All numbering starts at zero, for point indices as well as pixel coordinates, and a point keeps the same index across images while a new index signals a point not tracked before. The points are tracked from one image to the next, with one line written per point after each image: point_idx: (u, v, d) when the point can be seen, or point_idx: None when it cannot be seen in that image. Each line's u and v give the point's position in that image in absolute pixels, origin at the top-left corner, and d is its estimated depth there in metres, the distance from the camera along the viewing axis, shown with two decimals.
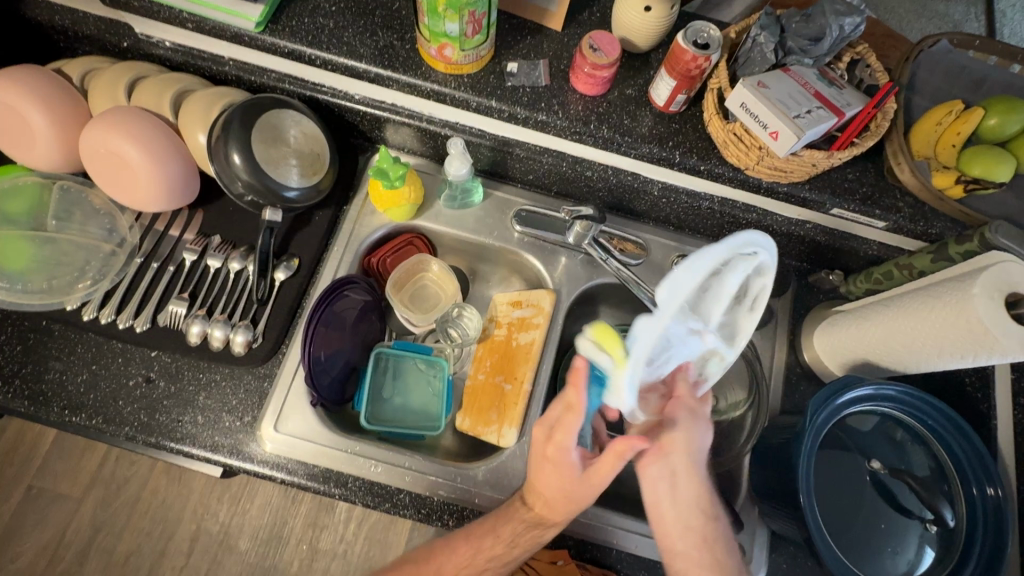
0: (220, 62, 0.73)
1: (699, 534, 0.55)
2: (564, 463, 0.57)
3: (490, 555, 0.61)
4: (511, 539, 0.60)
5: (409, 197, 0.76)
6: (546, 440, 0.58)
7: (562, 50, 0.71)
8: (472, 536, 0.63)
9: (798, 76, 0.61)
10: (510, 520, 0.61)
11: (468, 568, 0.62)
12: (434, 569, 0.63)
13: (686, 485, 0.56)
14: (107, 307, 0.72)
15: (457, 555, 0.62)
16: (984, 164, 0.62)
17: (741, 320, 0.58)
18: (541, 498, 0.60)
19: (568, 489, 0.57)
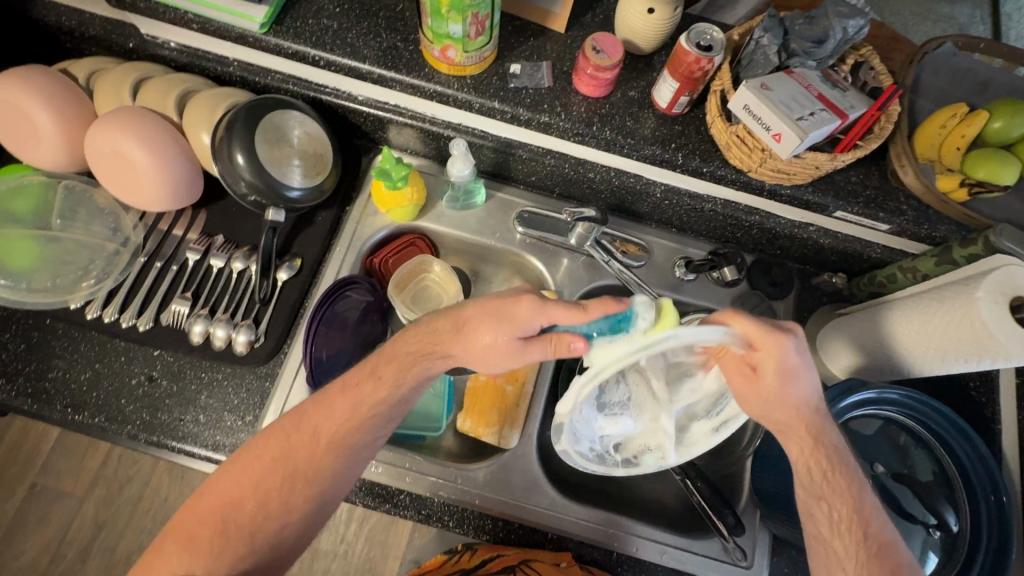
0: (224, 62, 0.74)
1: (807, 498, 0.56)
2: (520, 318, 0.54)
3: (370, 407, 0.57)
4: (395, 378, 0.57)
5: (412, 198, 0.76)
6: (516, 297, 0.55)
7: (565, 51, 0.71)
8: (348, 389, 0.58)
9: (802, 78, 0.61)
10: (392, 360, 0.58)
11: (347, 425, 0.56)
12: (311, 435, 0.56)
13: (797, 440, 0.57)
14: (111, 306, 0.72)
15: (338, 414, 0.57)
16: (987, 167, 0.62)
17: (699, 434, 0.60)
18: (453, 335, 0.56)
19: (501, 341, 0.54)
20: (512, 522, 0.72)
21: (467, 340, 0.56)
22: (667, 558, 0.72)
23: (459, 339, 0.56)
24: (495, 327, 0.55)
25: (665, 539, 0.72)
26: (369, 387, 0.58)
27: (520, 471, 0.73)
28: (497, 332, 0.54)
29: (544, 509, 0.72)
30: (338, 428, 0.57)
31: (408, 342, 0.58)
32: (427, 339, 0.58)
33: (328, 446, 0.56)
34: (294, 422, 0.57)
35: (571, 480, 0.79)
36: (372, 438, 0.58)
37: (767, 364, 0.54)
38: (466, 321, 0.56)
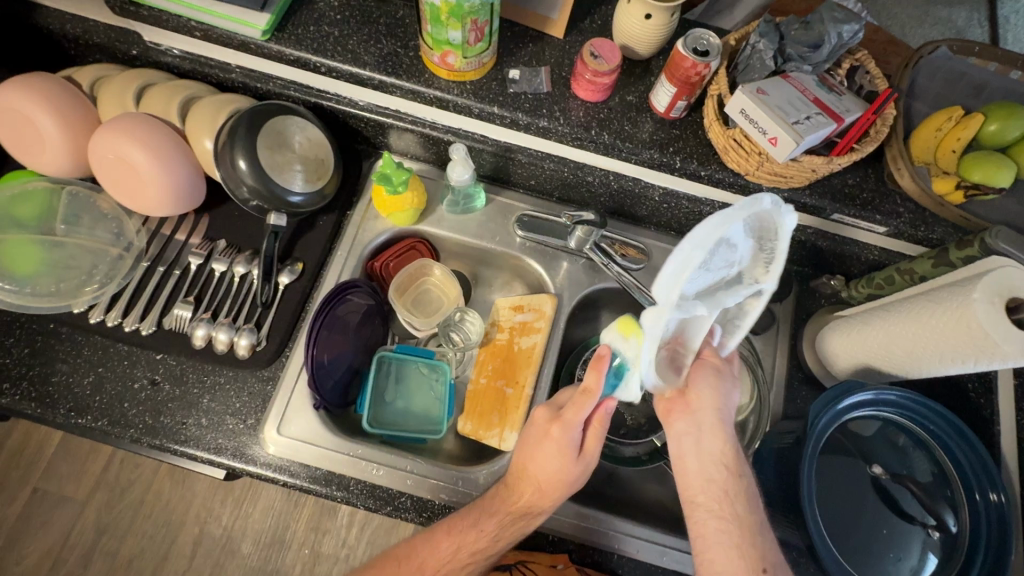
0: (226, 69, 0.74)
1: (720, 486, 0.56)
2: (566, 441, 0.59)
3: (476, 551, 0.61)
4: (500, 530, 0.61)
5: (412, 202, 0.77)
6: (553, 423, 0.60)
7: (563, 57, 0.72)
8: (452, 528, 0.62)
9: (798, 82, 0.62)
10: (489, 513, 0.62)
11: (454, 565, 0.61)
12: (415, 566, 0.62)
13: (710, 441, 0.58)
14: (114, 310, 0.73)
15: (441, 548, 0.62)
16: (984, 169, 0.62)
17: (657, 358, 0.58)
18: (521, 478, 0.61)
19: (557, 468, 0.60)
20: None
21: (533, 480, 0.61)
22: (667, 560, 0.72)
23: (543, 489, 0.60)
24: (556, 465, 0.60)
25: (665, 540, 0.72)
26: (490, 520, 0.61)
27: None
28: (551, 458, 0.60)
29: (544, 511, 0.72)
30: (453, 554, 0.61)
31: (507, 500, 0.62)
32: (506, 497, 0.62)
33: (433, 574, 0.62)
34: (448, 544, 0.62)
35: None
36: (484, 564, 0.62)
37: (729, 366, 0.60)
38: (518, 464, 0.62)
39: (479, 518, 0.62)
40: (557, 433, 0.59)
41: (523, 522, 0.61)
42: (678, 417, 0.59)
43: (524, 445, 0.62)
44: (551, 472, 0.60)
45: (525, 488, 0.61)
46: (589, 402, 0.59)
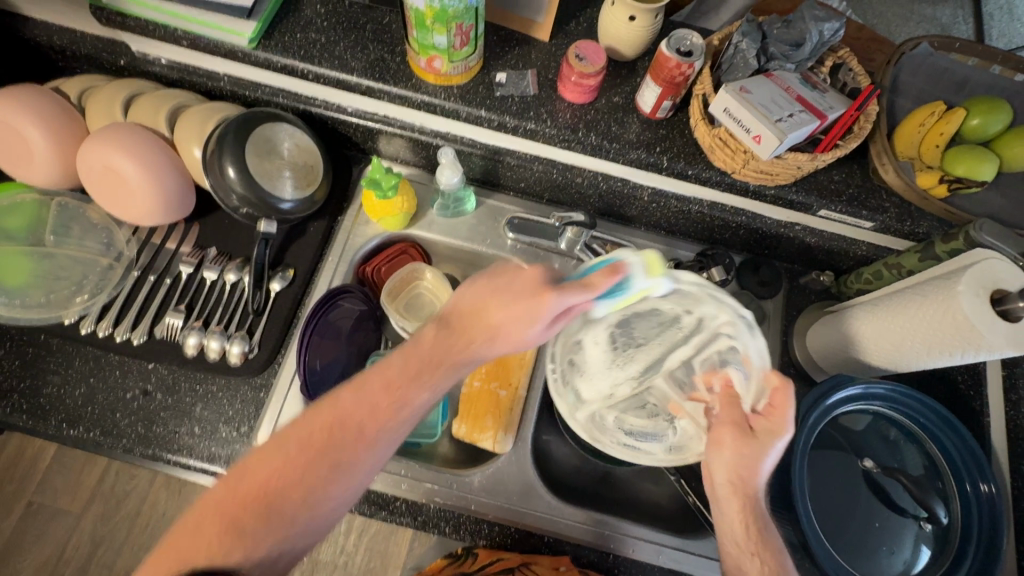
0: (215, 77, 0.75)
1: (735, 562, 0.51)
2: (549, 303, 0.52)
3: (394, 403, 0.53)
4: (426, 375, 0.53)
5: (402, 206, 0.77)
6: (535, 292, 0.53)
7: (549, 60, 0.73)
8: (388, 374, 0.54)
9: (780, 80, 0.62)
10: (407, 357, 0.54)
11: (375, 413, 0.52)
12: (343, 416, 0.52)
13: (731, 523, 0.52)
14: (105, 320, 0.73)
15: (372, 401, 0.53)
16: (967, 163, 0.63)
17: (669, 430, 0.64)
18: (477, 323, 0.54)
19: (520, 319, 0.53)
20: (511, 527, 0.72)
21: (490, 324, 0.54)
22: (663, 559, 0.72)
23: (484, 326, 0.54)
24: (523, 323, 0.53)
25: (661, 539, 0.72)
26: (407, 376, 0.53)
27: (514, 476, 0.73)
28: (511, 310, 0.53)
29: (540, 513, 0.72)
30: (358, 424, 0.52)
31: (443, 343, 0.54)
32: (452, 342, 0.55)
33: (358, 429, 0.52)
34: (347, 401, 0.53)
35: (566, 484, 0.79)
36: (410, 417, 0.53)
37: (767, 433, 0.52)
38: (474, 305, 0.55)
39: (379, 387, 0.53)
40: (527, 287, 0.54)
41: (447, 375, 0.54)
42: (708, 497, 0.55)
43: (468, 290, 0.56)
44: (508, 329, 0.53)
45: (476, 327, 0.54)
46: (586, 298, 0.52)
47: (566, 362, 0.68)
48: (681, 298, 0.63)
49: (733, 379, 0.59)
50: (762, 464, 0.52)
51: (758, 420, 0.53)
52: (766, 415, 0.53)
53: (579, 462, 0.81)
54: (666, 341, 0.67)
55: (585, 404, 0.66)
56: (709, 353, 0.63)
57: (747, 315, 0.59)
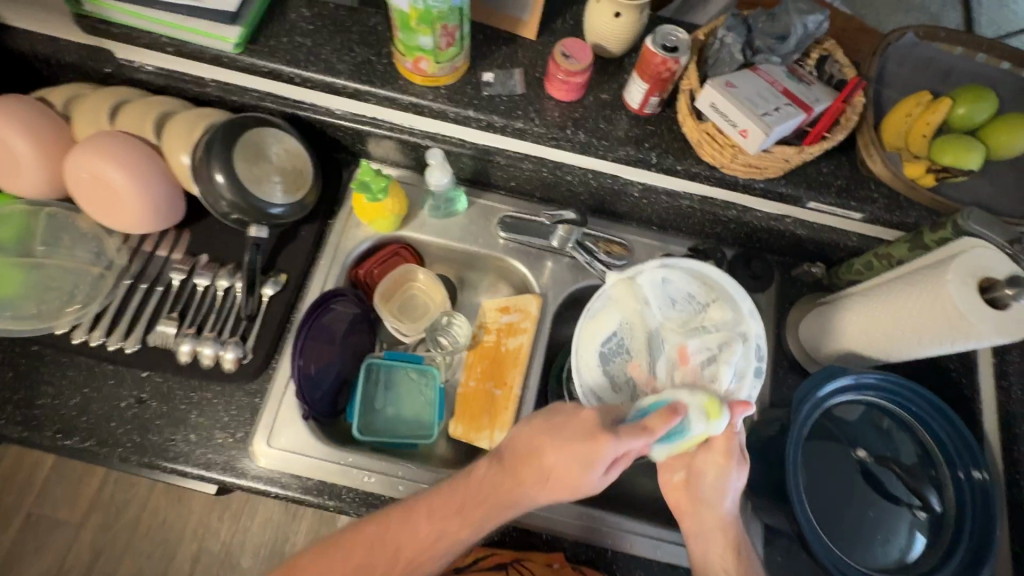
0: (201, 83, 0.74)
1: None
2: (599, 448, 0.54)
3: (448, 542, 0.56)
4: (474, 527, 0.57)
5: (393, 209, 0.77)
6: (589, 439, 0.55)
7: (536, 58, 0.73)
8: (434, 510, 0.57)
9: (767, 74, 0.62)
10: (473, 500, 0.57)
11: (429, 548, 0.56)
12: (391, 553, 0.56)
13: (713, 546, 0.58)
14: (98, 330, 0.73)
15: (420, 531, 0.56)
16: (952, 152, 0.63)
17: (711, 304, 0.66)
18: (531, 467, 0.56)
19: (575, 478, 0.55)
20: (508, 525, 0.72)
21: (541, 468, 0.56)
22: (662, 553, 0.72)
23: (541, 470, 0.56)
24: (575, 469, 0.55)
25: (659, 534, 0.73)
26: (468, 514, 0.57)
27: None
28: (564, 447, 0.55)
29: (537, 511, 0.72)
30: (420, 547, 0.56)
31: (497, 481, 0.57)
32: (501, 482, 0.57)
33: (407, 561, 0.56)
34: (402, 529, 0.57)
35: None
36: (455, 550, 0.57)
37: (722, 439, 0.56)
38: (529, 448, 0.57)
39: (454, 515, 0.57)
40: (567, 420, 0.57)
41: (504, 511, 0.57)
42: (680, 514, 0.60)
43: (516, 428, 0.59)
44: (555, 479, 0.56)
45: (524, 471, 0.57)
46: (642, 440, 0.52)
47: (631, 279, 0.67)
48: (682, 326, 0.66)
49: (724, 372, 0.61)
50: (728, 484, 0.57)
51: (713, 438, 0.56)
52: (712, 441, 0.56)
53: None
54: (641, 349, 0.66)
55: (656, 273, 0.67)
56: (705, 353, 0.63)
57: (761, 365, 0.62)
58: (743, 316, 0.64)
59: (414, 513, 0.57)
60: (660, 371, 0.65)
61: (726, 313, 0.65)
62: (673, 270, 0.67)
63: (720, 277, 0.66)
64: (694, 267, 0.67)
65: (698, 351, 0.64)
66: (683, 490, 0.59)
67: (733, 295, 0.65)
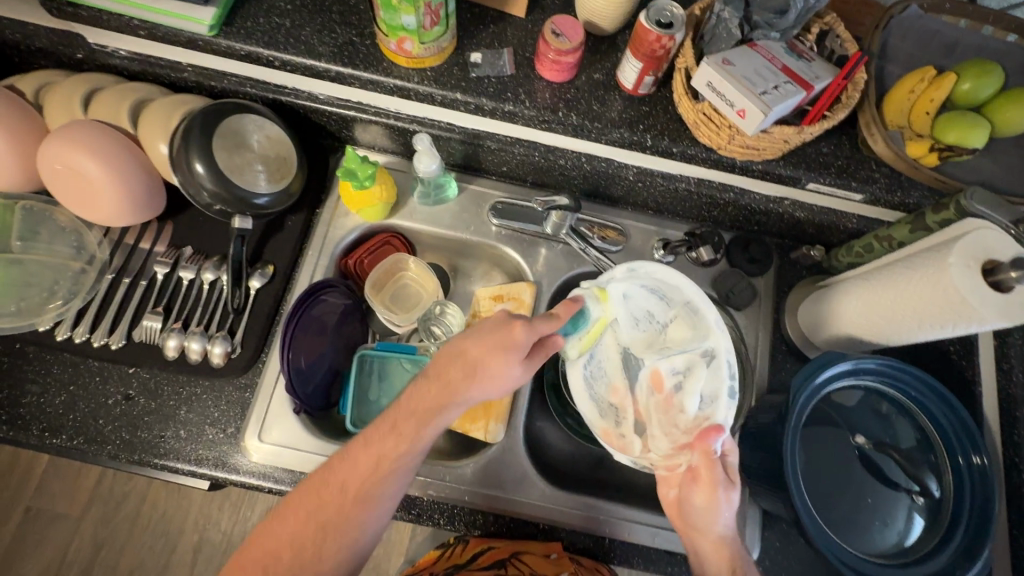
0: (178, 68, 0.71)
1: None
2: (508, 341, 0.55)
3: (394, 458, 0.54)
4: (413, 434, 0.54)
5: (380, 196, 0.75)
6: (505, 328, 0.56)
7: (526, 37, 0.70)
8: (370, 440, 0.54)
9: (765, 50, 0.60)
10: (421, 389, 0.56)
11: (372, 475, 0.53)
12: (337, 489, 0.53)
13: (711, 563, 0.53)
14: (81, 326, 0.71)
15: (361, 466, 0.54)
16: (957, 130, 0.61)
17: (678, 319, 0.65)
18: (456, 368, 0.55)
19: (498, 369, 0.55)
20: (505, 516, 0.72)
21: (465, 364, 0.55)
22: (660, 541, 0.72)
23: (455, 378, 0.55)
24: (498, 359, 0.55)
25: (657, 521, 0.72)
26: (405, 425, 0.54)
27: (508, 465, 0.73)
28: (480, 360, 0.55)
29: (534, 501, 0.72)
30: (388, 446, 0.54)
31: (428, 388, 0.56)
32: (431, 393, 0.55)
33: (356, 494, 0.53)
34: (340, 469, 0.54)
35: (560, 470, 0.79)
36: (404, 463, 0.54)
37: (705, 465, 0.52)
38: (454, 347, 0.56)
39: (400, 419, 0.55)
40: (486, 328, 0.56)
41: (434, 425, 0.54)
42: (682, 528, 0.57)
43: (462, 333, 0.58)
44: (483, 373, 0.55)
45: (457, 372, 0.55)
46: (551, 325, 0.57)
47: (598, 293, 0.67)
48: (655, 347, 0.67)
49: (696, 402, 0.59)
50: (720, 513, 0.52)
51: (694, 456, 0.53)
52: (698, 477, 0.52)
53: (573, 448, 0.81)
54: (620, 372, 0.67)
55: (624, 289, 0.67)
56: (677, 373, 0.62)
57: (734, 379, 0.58)
58: (707, 330, 0.61)
59: (326, 481, 0.54)
60: (638, 395, 0.65)
61: (692, 331, 0.63)
62: (637, 283, 0.67)
63: (684, 285, 0.63)
64: (658, 274, 0.65)
65: (669, 372, 0.63)
66: (678, 508, 0.56)
67: (697, 307, 0.63)
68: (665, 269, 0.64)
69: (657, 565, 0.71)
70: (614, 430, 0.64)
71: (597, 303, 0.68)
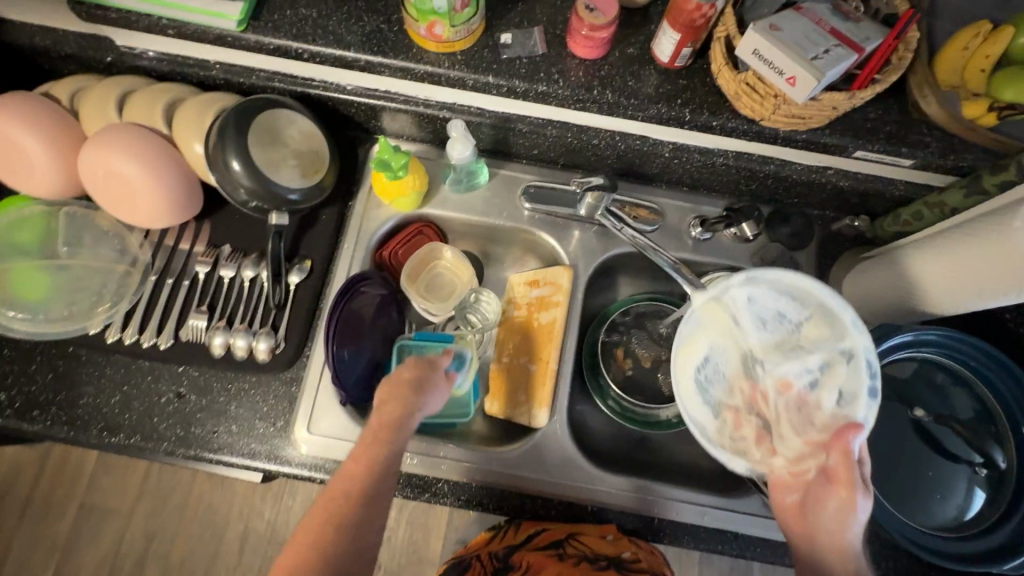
0: (206, 66, 0.71)
1: None
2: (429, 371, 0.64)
3: (379, 459, 0.58)
4: (383, 441, 0.58)
5: (413, 185, 0.74)
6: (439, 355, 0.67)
7: (555, 13, 0.68)
8: (357, 451, 0.58)
9: (812, 13, 0.57)
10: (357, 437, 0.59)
11: (367, 475, 0.57)
12: (342, 493, 0.55)
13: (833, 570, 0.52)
14: (130, 327, 0.73)
15: (359, 467, 0.57)
16: (1017, 87, 0.57)
17: (807, 317, 0.62)
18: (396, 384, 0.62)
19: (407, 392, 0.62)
20: (552, 498, 0.72)
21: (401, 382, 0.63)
22: (708, 519, 0.71)
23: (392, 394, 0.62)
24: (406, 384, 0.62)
25: (704, 500, 0.72)
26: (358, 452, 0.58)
27: (553, 450, 0.73)
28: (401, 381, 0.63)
29: (580, 484, 0.72)
30: (351, 466, 0.57)
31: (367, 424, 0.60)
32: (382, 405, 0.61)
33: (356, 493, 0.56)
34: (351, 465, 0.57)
35: (603, 453, 0.79)
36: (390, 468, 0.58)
37: (843, 468, 0.53)
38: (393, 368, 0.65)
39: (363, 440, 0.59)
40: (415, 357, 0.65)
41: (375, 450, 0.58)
42: (798, 538, 0.56)
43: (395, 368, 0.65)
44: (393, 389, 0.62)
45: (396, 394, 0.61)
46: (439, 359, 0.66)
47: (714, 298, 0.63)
48: (778, 349, 0.63)
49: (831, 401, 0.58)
50: (854, 516, 0.52)
51: (830, 459, 0.54)
52: (830, 478, 0.53)
53: (614, 430, 0.81)
54: (738, 373, 0.63)
55: (742, 291, 0.63)
56: (809, 375, 0.60)
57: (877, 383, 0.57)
58: (843, 331, 0.59)
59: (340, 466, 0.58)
60: (762, 396, 0.62)
61: (822, 331, 0.61)
62: (758, 285, 0.62)
63: (819, 288, 0.60)
64: (788, 278, 0.61)
65: (799, 374, 0.61)
66: (799, 511, 0.56)
67: (833, 308, 0.60)
68: (785, 272, 0.61)
69: (706, 543, 0.72)
70: (738, 426, 0.61)
71: (713, 307, 0.64)
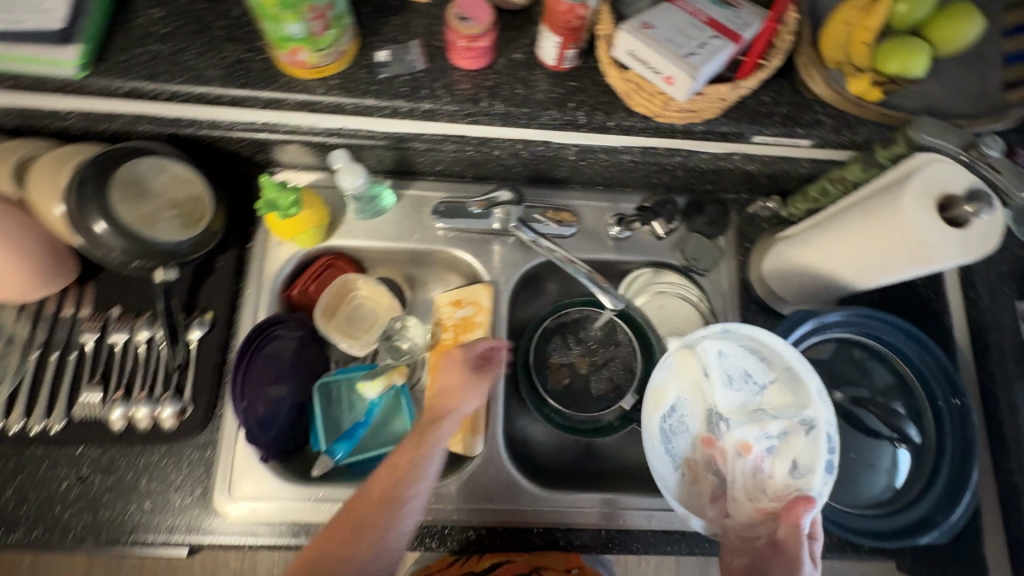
0: (60, 116, 0.63)
1: None
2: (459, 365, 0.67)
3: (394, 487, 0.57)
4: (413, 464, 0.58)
5: (311, 220, 0.70)
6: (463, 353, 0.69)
7: (433, 24, 0.64)
8: (383, 465, 0.58)
9: (687, 4, 0.55)
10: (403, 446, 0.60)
11: (388, 499, 0.56)
12: (367, 510, 0.56)
13: None
14: (15, 412, 0.66)
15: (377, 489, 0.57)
16: (900, 58, 0.57)
17: (773, 380, 0.64)
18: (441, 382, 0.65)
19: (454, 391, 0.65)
20: (498, 527, 0.70)
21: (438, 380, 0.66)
22: (656, 522, 0.71)
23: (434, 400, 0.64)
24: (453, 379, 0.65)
25: (651, 503, 0.71)
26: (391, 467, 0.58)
27: (493, 476, 0.71)
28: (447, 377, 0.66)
29: (525, 507, 0.70)
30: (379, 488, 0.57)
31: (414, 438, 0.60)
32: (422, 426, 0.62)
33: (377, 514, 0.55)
34: (377, 480, 0.57)
35: (548, 468, 0.78)
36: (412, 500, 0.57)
37: (792, 537, 0.53)
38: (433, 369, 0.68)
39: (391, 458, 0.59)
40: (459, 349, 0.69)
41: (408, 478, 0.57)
42: None
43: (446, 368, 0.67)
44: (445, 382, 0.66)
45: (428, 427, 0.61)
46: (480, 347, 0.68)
47: (684, 349, 0.66)
48: (746, 410, 0.65)
49: (789, 469, 0.60)
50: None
51: (781, 527, 0.54)
52: (781, 544, 0.54)
53: (557, 442, 0.79)
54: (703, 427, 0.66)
55: (716, 346, 0.65)
56: (771, 441, 0.62)
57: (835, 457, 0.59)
58: (807, 400, 0.61)
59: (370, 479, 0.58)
60: (724, 457, 0.64)
61: (788, 398, 0.63)
62: (731, 343, 0.65)
63: (789, 354, 0.62)
64: (759, 337, 0.63)
65: (759, 439, 0.63)
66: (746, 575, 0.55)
67: (800, 376, 0.62)
68: (760, 333, 0.63)
69: (656, 547, 0.71)
70: (695, 480, 0.64)
71: (685, 357, 0.66)
